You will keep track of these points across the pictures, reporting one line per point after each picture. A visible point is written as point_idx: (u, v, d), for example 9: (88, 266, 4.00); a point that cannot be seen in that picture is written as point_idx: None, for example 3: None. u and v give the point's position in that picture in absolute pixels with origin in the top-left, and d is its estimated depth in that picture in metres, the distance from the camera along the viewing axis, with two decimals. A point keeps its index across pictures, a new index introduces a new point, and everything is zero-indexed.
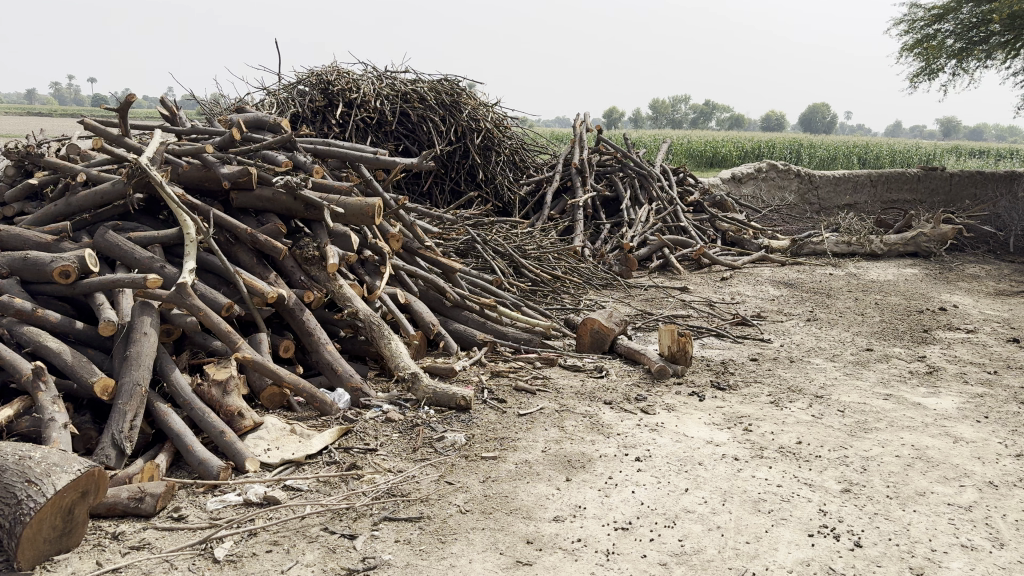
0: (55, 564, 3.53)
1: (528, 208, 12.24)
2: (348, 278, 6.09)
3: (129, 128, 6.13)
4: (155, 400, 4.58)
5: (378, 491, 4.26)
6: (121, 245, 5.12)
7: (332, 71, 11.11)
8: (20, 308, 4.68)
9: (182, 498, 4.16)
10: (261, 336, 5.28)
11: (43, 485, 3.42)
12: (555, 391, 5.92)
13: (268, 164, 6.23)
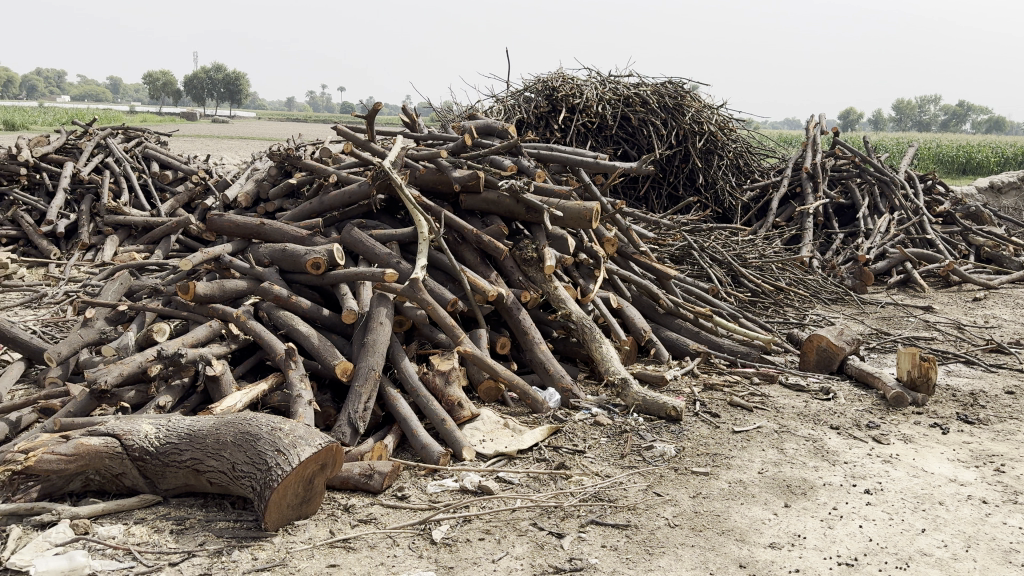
0: (296, 528, 3.93)
1: (751, 215, 11.76)
2: (564, 280, 6.20)
3: (373, 134, 6.67)
4: (386, 385, 4.94)
5: (586, 494, 4.29)
6: (364, 240, 5.58)
7: (558, 77, 11.39)
8: (278, 293, 5.26)
9: (405, 479, 4.45)
10: (480, 331, 5.52)
11: (290, 455, 3.82)
12: (774, 409, 5.63)
13: (495, 168, 6.50)
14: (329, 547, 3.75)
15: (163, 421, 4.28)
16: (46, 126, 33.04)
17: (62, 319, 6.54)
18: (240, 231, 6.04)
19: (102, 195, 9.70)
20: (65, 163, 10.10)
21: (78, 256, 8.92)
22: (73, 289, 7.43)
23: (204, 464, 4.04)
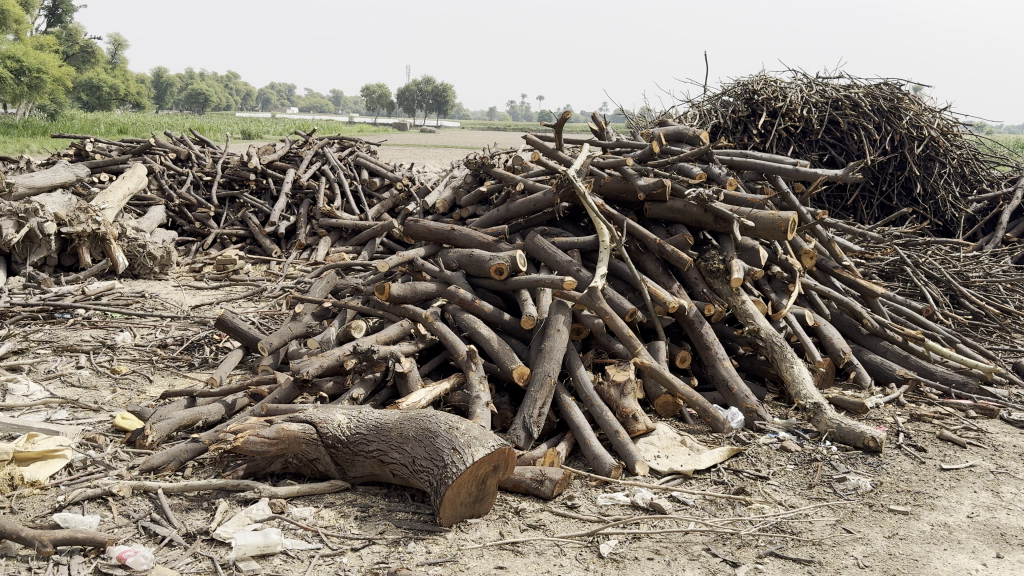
0: (467, 526, 4.02)
1: (977, 228, 10.57)
2: (754, 294, 5.89)
3: (561, 141, 6.73)
4: (561, 392, 4.95)
5: (766, 523, 4.03)
6: (546, 248, 5.64)
7: (759, 80, 10.91)
8: (462, 297, 5.44)
9: (576, 489, 4.43)
10: (660, 343, 5.38)
11: (464, 454, 3.92)
12: (992, 448, 4.99)
13: (683, 176, 6.32)
14: (498, 549, 3.80)
15: (354, 413, 4.57)
16: (278, 136, 36.76)
17: (276, 313, 7.20)
18: (432, 236, 6.32)
19: (318, 199, 10.60)
20: (288, 170, 11.15)
21: (295, 255, 9.79)
22: (287, 285, 8.17)
23: (388, 456, 4.26)
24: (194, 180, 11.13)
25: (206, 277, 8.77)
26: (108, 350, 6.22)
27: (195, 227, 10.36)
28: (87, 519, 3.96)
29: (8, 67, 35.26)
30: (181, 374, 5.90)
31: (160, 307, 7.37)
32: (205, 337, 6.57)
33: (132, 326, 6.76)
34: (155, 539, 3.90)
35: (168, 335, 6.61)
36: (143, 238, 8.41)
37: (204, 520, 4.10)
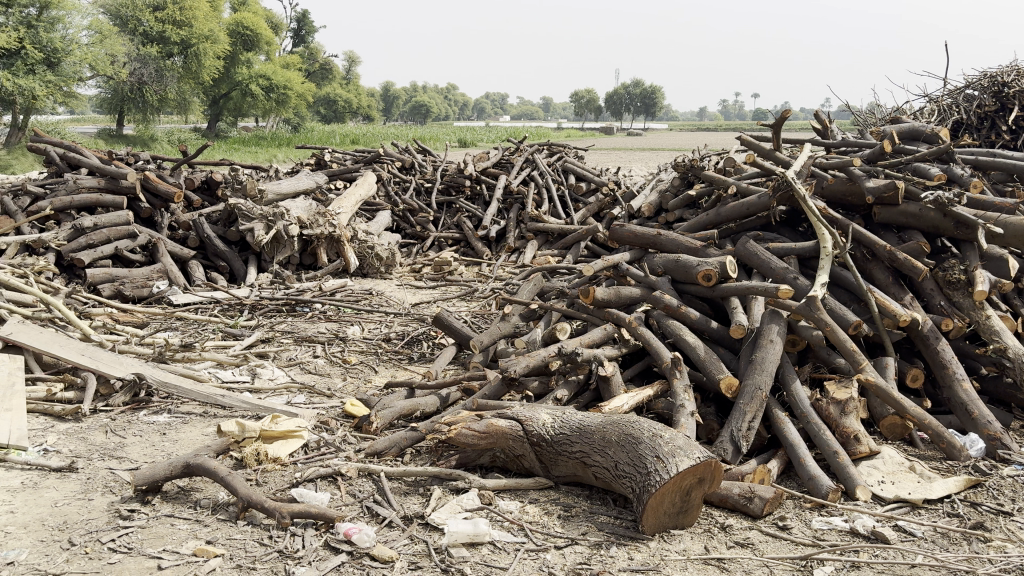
0: (671, 537, 3.97)
1: None
2: (1000, 309, 5.29)
3: (779, 143, 6.44)
4: (773, 406, 4.73)
5: (1009, 564, 3.61)
6: (759, 254, 5.42)
7: (1011, 70, 9.77)
8: (669, 303, 5.37)
9: (788, 509, 4.22)
10: (887, 360, 4.98)
11: (669, 463, 3.87)
12: None
13: (919, 177, 5.80)
14: (702, 563, 3.72)
15: (559, 413, 4.66)
16: (491, 143, 38.46)
17: (488, 312, 7.52)
18: (638, 241, 6.30)
19: (527, 204, 10.94)
20: (501, 176, 11.61)
21: (505, 257, 10.17)
22: (497, 285, 8.50)
23: (591, 458, 4.32)
24: (416, 186, 11.90)
25: (425, 277, 9.34)
26: (340, 342, 6.82)
27: (416, 230, 11.07)
28: (319, 496, 4.38)
29: (261, 85, 39.64)
30: (401, 366, 6.34)
31: (385, 304, 7.97)
32: (423, 333, 7.01)
33: (360, 320, 7.37)
34: (377, 519, 4.23)
35: (391, 330, 7.13)
36: (371, 240, 9.12)
37: (419, 505, 4.38)
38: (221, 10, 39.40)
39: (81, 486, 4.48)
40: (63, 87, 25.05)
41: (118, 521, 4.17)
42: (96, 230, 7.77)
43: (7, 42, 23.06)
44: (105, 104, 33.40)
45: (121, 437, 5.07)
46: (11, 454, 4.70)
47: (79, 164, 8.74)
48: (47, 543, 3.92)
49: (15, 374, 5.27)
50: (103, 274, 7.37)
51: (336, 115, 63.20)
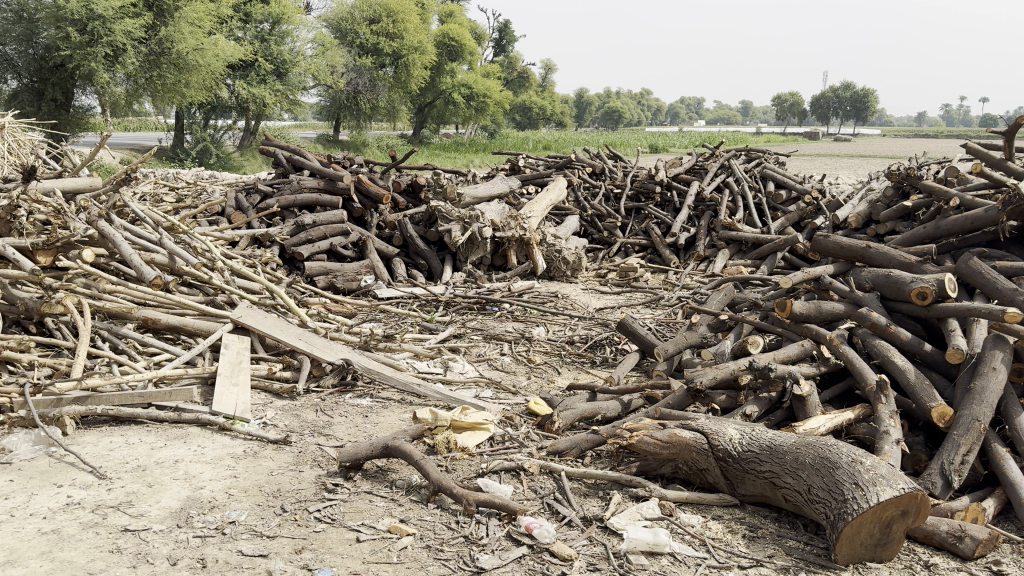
0: (866, 570, 3.74)
1: None
2: None
3: (1013, 151, 5.88)
4: (993, 441, 4.31)
5: None
6: (984, 272, 4.96)
7: None
8: (876, 321, 5.05)
9: (1004, 554, 3.84)
10: None
11: (868, 491, 3.65)
12: None
13: None
14: None
15: (747, 429, 4.52)
16: (685, 148, 37.89)
17: (672, 321, 7.44)
18: (844, 253, 5.96)
19: (720, 211, 10.68)
20: (694, 182, 11.43)
21: (693, 266, 9.99)
22: (685, 294, 8.37)
23: (781, 479, 4.16)
24: (606, 192, 12.01)
25: (611, 282, 9.39)
26: (526, 342, 7.01)
27: (603, 236, 11.15)
28: (503, 488, 4.55)
29: (462, 93, 41.51)
30: (584, 369, 6.42)
31: (570, 307, 8.10)
32: (607, 338, 7.05)
33: (546, 321, 7.54)
34: (557, 516, 4.32)
35: (576, 333, 7.24)
36: (560, 243, 9.30)
37: (599, 508, 4.43)
38: (429, 22, 41.71)
39: (294, 459, 4.95)
40: (289, 96, 27.61)
41: (324, 493, 4.57)
42: (314, 227, 8.50)
43: (246, 56, 25.79)
44: (323, 110, 36.39)
45: (329, 417, 5.54)
46: (237, 424, 5.27)
47: (302, 165, 9.59)
48: (264, 507, 4.38)
49: (242, 353, 5.91)
50: (319, 267, 8.07)
51: (529, 121, 64.82)
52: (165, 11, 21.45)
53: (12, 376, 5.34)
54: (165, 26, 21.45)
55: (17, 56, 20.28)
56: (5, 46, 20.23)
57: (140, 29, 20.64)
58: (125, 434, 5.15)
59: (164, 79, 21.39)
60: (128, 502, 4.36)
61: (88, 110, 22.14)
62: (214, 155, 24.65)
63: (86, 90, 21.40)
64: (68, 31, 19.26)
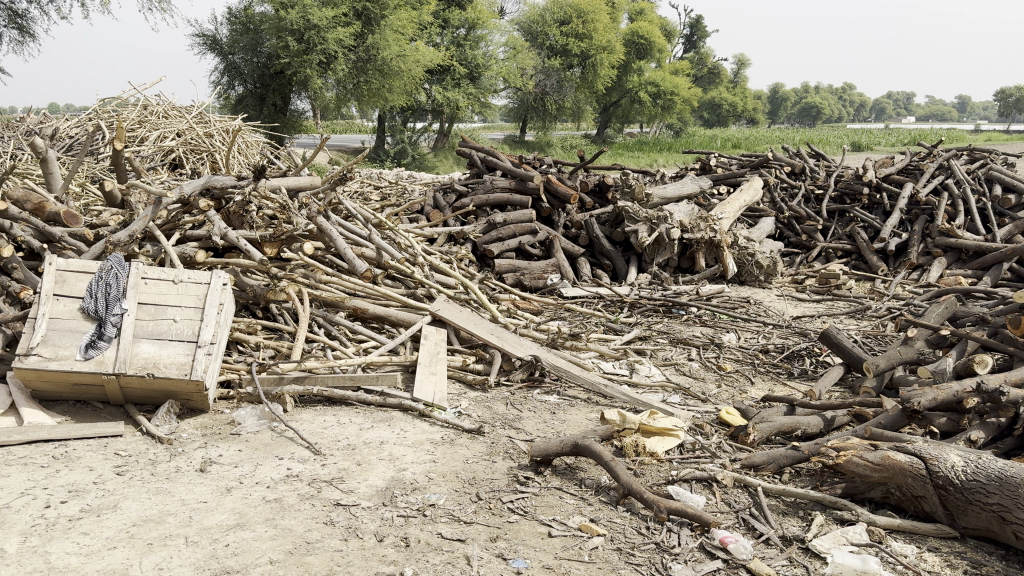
0: None
1: None
2: None
3: None
4: None
5: None
6: None
7: None
8: None
9: None
10: None
11: None
12: None
13: None
14: None
15: (972, 456, 4.12)
16: (892, 146, 35.22)
17: (881, 333, 6.93)
18: None
19: (936, 216, 9.85)
20: (907, 184, 10.63)
21: (904, 274, 9.25)
22: (894, 305, 7.78)
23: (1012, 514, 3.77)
24: (805, 193, 11.40)
25: (809, 289, 8.92)
26: (716, 348, 6.80)
27: (802, 239, 10.59)
28: (695, 498, 4.43)
29: (650, 92, 40.97)
30: (780, 381, 6.13)
31: (763, 313, 7.77)
32: (806, 348, 6.69)
33: (738, 327, 7.28)
34: (754, 533, 4.15)
35: (770, 342, 6.92)
36: (753, 247, 8.94)
37: (799, 528, 4.21)
38: (619, 21, 41.64)
39: (487, 448, 5.11)
40: (480, 98, 28.60)
41: (517, 485, 4.67)
42: (505, 226, 8.75)
43: (444, 61, 27.04)
44: (511, 111, 37.34)
45: (519, 411, 5.66)
46: (435, 411, 5.54)
47: (496, 166, 9.89)
48: (461, 493, 4.55)
49: (440, 344, 6.23)
50: (508, 265, 8.26)
51: (718, 119, 63.11)
52: (372, 20, 22.87)
53: (241, 356, 5.94)
54: (372, 33, 22.82)
55: (244, 65, 22.52)
56: (235, 57, 22.67)
57: (350, 37, 22.14)
58: (337, 414, 5.56)
59: (369, 84, 22.79)
60: (340, 478, 4.69)
61: (302, 114, 24.13)
62: (409, 156, 25.82)
63: (300, 95, 23.32)
64: (287, 41, 21.08)
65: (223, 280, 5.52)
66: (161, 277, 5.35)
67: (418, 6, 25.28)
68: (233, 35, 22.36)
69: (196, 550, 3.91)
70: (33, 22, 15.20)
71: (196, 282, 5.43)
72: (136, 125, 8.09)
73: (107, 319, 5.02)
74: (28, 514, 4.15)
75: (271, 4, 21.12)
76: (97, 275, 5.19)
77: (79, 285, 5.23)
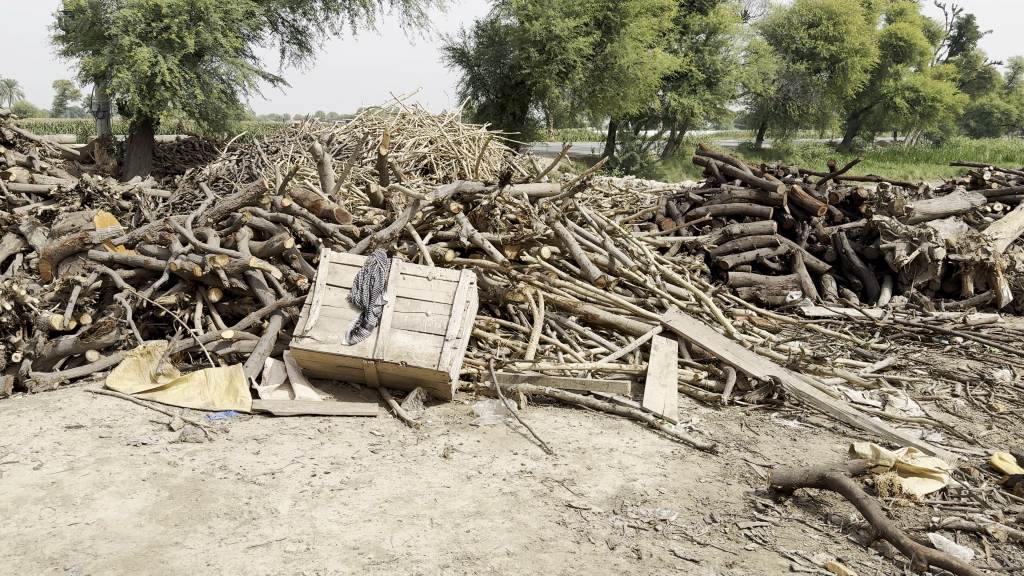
0: None
1: None
2: None
3: None
4: None
5: None
6: None
7: None
8: None
9: None
10: None
11: None
12: None
13: None
14: None
15: None
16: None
17: None
18: None
19: None
20: None
21: None
22: None
23: None
24: None
25: None
26: (985, 385, 6.09)
27: None
28: (961, 549, 4.00)
29: (907, 97, 37.62)
30: None
31: None
32: None
33: (1013, 364, 6.47)
34: None
35: None
36: None
37: None
38: (873, 22, 38.65)
39: (721, 469, 4.93)
40: (717, 104, 27.83)
41: (755, 511, 4.46)
42: (742, 237, 8.48)
43: (681, 67, 26.71)
44: (751, 116, 36.59)
45: (755, 433, 5.42)
46: (665, 424, 5.45)
47: (735, 175, 9.65)
48: (694, 512, 4.42)
49: (671, 355, 6.11)
50: (743, 278, 7.96)
51: (986, 127, 56.95)
52: (612, 29, 22.95)
53: (480, 351, 6.25)
54: (611, 42, 22.93)
55: (488, 76, 23.97)
56: (479, 68, 24.18)
57: (590, 45, 22.47)
58: (568, 416, 5.65)
59: (604, 92, 22.94)
60: (571, 480, 4.75)
61: (538, 123, 25.05)
62: (637, 163, 25.72)
63: (538, 104, 24.28)
64: (530, 52, 21.96)
65: (471, 279, 5.83)
66: (417, 273, 5.80)
67: (658, 13, 25.03)
68: (480, 48, 23.93)
69: (441, 533, 4.13)
70: (313, 37, 16.96)
71: (447, 279, 5.80)
72: (395, 133, 8.77)
73: (370, 309, 5.53)
74: (297, 480, 4.62)
75: (517, 16, 22.20)
76: (364, 268, 5.75)
77: (348, 276, 5.79)
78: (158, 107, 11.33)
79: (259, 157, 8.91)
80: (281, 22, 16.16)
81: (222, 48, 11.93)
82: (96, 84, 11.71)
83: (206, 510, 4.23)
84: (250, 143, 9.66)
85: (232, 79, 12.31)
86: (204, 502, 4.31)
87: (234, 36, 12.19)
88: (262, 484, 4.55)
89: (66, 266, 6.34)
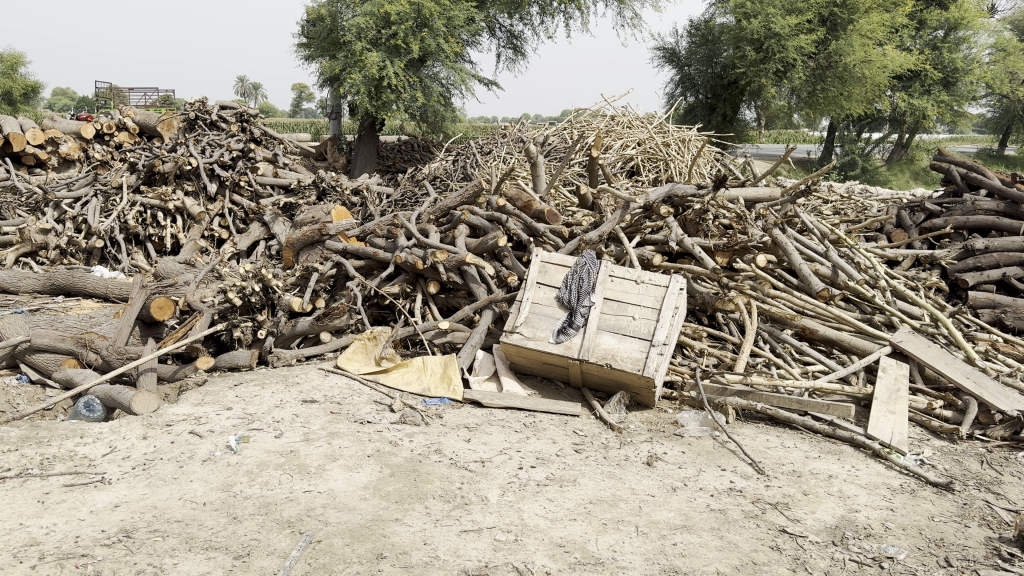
0: None
1: None
2: None
3: None
4: None
5: None
6: None
7: None
8: None
9: None
10: None
11: None
12: None
13: None
14: None
15: None
16: None
17: None
18: None
19: None
20: None
21: None
22: None
23: None
24: None
25: None
26: None
27: None
28: None
29: None
30: None
31: None
32: None
33: None
34: None
35: None
36: None
37: None
38: None
39: (958, 509, 4.48)
40: (954, 106, 25.46)
41: (998, 560, 3.97)
42: (987, 253, 7.62)
43: (916, 66, 24.66)
44: (994, 121, 33.24)
45: (998, 473, 4.88)
46: (893, 454, 5.04)
47: (980, 184, 8.78)
48: (925, 553, 4.03)
49: (901, 380, 5.63)
50: (986, 299, 7.20)
51: None
52: (838, 26, 21.54)
53: (685, 359, 6.13)
54: (836, 39, 21.43)
55: (698, 76, 23.67)
56: (690, 68, 23.91)
57: (813, 43, 21.28)
58: (781, 435, 5.39)
59: (826, 92, 21.59)
60: (786, 504, 4.50)
61: (749, 124, 24.10)
62: (858, 167, 24.37)
63: (751, 104, 23.37)
64: (746, 50, 21.27)
65: (681, 284, 5.67)
66: (626, 276, 5.75)
67: (891, 7, 23.22)
68: (693, 47, 23.71)
69: (646, 542, 4.06)
70: (531, 41, 17.43)
71: (656, 284, 5.70)
72: (606, 135, 8.79)
73: (578, 309, 5.56)
74: (505, 471, 4.74)
75: (734, 15, 21.70)
76: (573, 269, 5.81)
77: (558, 276, 5.88)
78: (384, 108, 12.13)
79: (474, 157, 9.26)
80: (499, 27, 16.74)
81: (444, 53, 12.53)
82: (331, 87, 12.73)
83: (423, 491, 4.45)
84: (464, 144, 10.04)
85: (451, 83, 12.88)
86: (422, 483, 4.53)
87: (456, 42, 12.70)
88: (473, 471, 4.71)
89: (305, 254, 6.99)
